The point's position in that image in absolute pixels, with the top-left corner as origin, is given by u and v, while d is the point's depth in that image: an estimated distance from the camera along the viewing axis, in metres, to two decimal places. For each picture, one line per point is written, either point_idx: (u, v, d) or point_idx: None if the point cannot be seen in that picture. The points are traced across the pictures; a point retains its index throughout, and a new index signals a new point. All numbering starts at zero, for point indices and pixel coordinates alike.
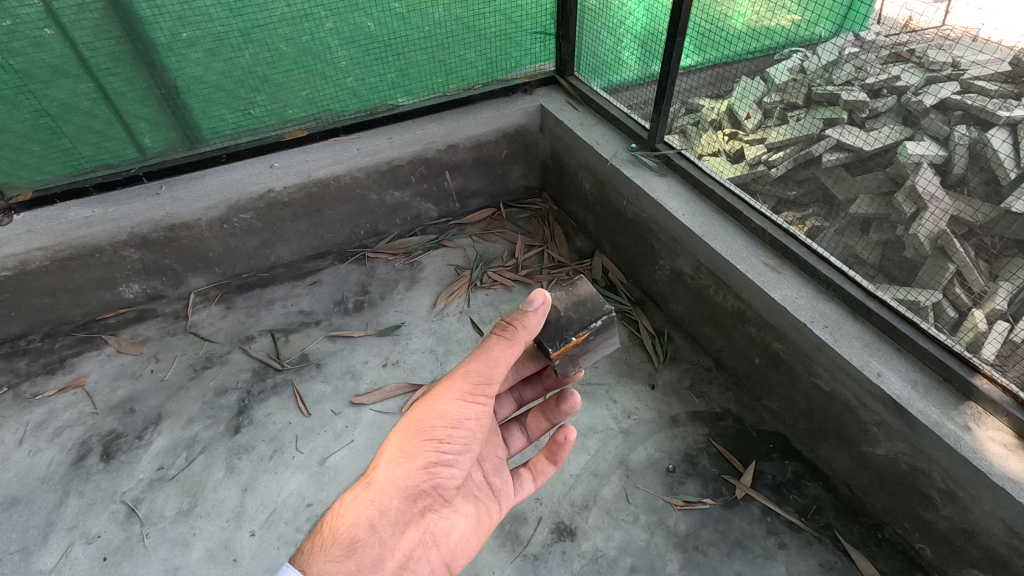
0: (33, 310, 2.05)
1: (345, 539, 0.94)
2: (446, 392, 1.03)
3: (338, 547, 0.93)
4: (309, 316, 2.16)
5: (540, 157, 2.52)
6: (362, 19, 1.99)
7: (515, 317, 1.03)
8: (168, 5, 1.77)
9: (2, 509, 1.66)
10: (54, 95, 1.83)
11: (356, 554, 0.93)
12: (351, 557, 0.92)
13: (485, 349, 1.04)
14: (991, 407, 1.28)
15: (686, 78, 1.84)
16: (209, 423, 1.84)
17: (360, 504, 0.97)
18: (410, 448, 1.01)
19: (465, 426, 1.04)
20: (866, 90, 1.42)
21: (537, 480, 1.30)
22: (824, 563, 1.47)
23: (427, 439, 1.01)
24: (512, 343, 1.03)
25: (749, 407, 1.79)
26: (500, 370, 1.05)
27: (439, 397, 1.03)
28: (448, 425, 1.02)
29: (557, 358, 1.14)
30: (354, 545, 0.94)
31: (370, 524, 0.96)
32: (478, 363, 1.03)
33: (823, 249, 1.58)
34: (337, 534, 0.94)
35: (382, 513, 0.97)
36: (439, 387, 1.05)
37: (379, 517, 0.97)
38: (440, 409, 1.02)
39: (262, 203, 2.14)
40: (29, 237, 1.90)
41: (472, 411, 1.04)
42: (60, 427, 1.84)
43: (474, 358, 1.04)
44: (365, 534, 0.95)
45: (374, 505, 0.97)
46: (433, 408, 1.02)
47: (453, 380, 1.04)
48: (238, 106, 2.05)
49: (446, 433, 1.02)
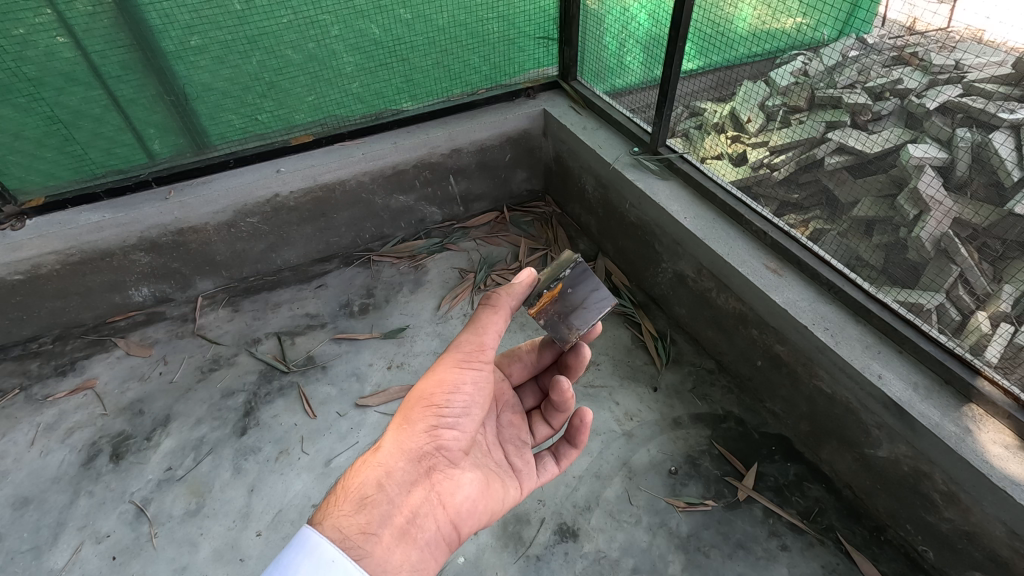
0: (44, 313, 2.09)
1: (355, 497, 0.97)
2: (443, 362, 1.10)
3: (349, 505, 0.96)
4: (315, 318, 2.18)
5: (543, 161, 2.53)
6: (368, 26, 2.02)
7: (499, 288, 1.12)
8: (178, 13, 1.80)
9: (15, 508, 1.69)
10: (65, 102, 1.87)
11: (367, 510, 0.96)
12: (363, 514, 0.95)
13: (476, 319, 1.11)
14: (992, 409, 1.29)
15: (688, 82, 1.86)
16: (216, 424, 1.86)
17: (368, 467, 1.01)
18: (414, 413, 1.06)
19: (464, 392, 1.09)
20: (868, 93, 1.40)
21: (560, 462, 1.34)
22: (827, 565, 1.47)
23: (427, 405, 1.06)
24: (499, 311, 1.11)
25: (751, 409, 1.80)
26: (492, 339, 1.11)
27: (436, 367, 1.10)
28: (446, 390, 1.07)
29: (537, 315, 1.19)
30: (364, 502, 0.97)
31: (377, 482, 0.99)
32: (471, 334, 1.11)
33: (825, 252, 1.60)
34: (347, 495, 0.98)
35: (389, 473, 1.00)
36: (438, 360, 1.12)
37: (386, 476, 1.00)
38: (440, 377, 1.08)
39: (269, 208, 2.17)
40: (40, 242, 1.94)
41: (469, 376, 1.09)
42: (71, 428, 1.88)
43: (467, 328, 1.11)
44: (375, 492, 0.98)
45: (382, 466, 1.01)
46: (433, 378, 1.09)
47: (449, 351, 1.11)
48: (246, 112, 2.08)
49: (445, 398, 1.07)
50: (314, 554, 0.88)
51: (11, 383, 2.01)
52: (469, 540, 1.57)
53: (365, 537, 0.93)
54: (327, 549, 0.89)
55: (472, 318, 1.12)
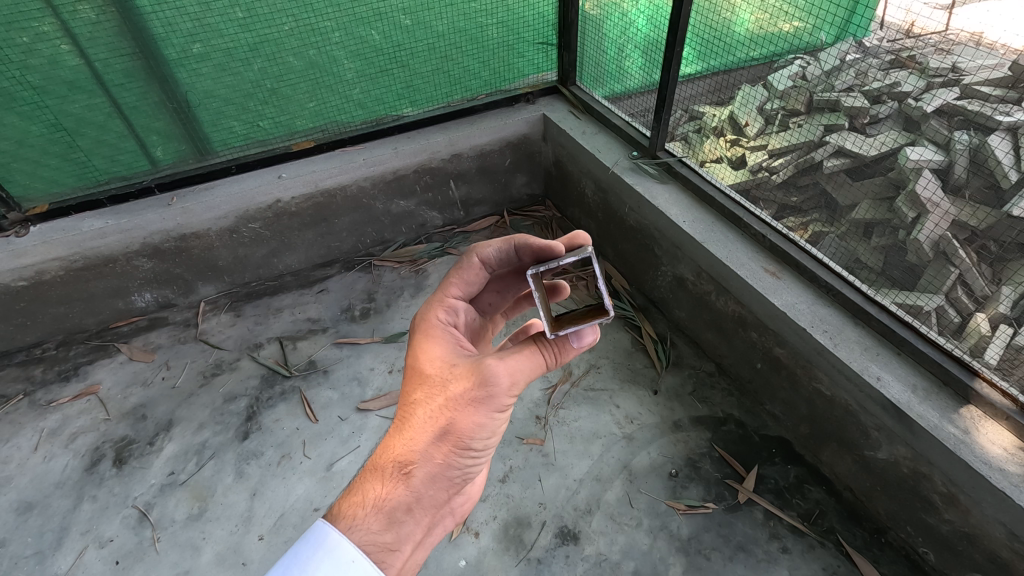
0: (48, 319, 2.10)
1: (386, 515, 0.93)
2: (483, 403, 0.94)
3: (379, 522, 0.92)
4: (316, 323, 2.19)
5: (543, 165, 2.54)
6: (368, 32, 2.03)
7: (560, 350, 1.00)
8: (180, 22, 1.82)
9: (19, 513, 1.70)
10: (68, 110, 1.88)
11: (394, 529, 0.93)
12: (391, 533, 0.93)
13: (528, 365, 0.96)
14: (991, 411, 1.30)
15: (686, 86, 1.87)
16: (219, 429, 1.87)
17: (398, 492, 0.95)
18: (446, 444, 0.96)
19: (496, 426, 0.99)
20: (866, 97, 1.42)
21: None
22: (827, 567, 1.47)
23: (461, 443, 0.96)
24: (549, 365, 1.00)
25: (751, 411, 1.80)
26: (533, 378, 0.98)
27: (475, 409, 0.94)
28: (483, 432, 0.97)
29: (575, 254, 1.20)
30: (393, 521, 0.93)
31: (407, 507, 0.95)
32: (517, 376, 0.95)
33: (824, 255, 1.61)
34: (376, 507, 0.94)
35: (419, 498, 0.96)
36: (473, 392, 0.94)
37: (416, 502, 0.96)
38: (477, 416, 0.95)
39: (271, 213, 2.19)
40: (44, 248, 1.95)
41: (503, 411, 0.99)
42: (74, 434, 1.88)
43: (513, 370, 0.94)
44: (404, 515, 0.94)
45: (412, 492, 0.95)
46: (471, 418, 0.95)
47: (489, 390, 0.93)
48: (247, 119, 2.10)
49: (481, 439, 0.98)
50: (335, 554, 0.87)
51: (15, 389, 2.02)
52: (470, 542, 1.57)
53: (390, 553, 0.92)
54: (347, 549, 0.88)
55: (520, 360, 0.95)
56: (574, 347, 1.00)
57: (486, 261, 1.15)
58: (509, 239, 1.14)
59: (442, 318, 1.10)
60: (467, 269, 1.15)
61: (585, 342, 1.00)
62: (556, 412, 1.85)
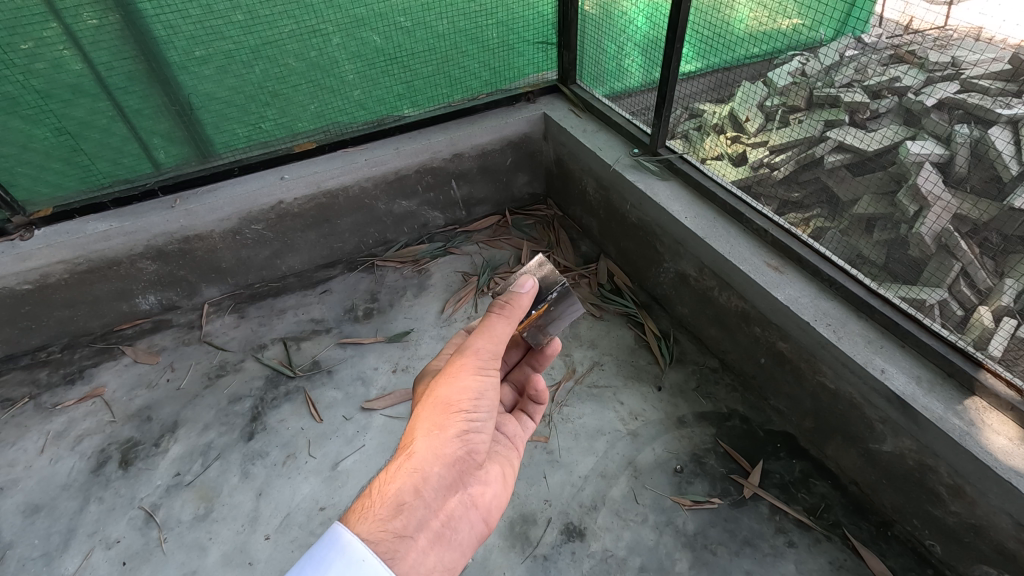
0: (53, 322, 2.11)
1: (392, 501, 0.92)
2: (460, 366, 1.03)
3: (386, 508, 0.91)
4: (320, 324, 2.20)
5: (544, 165, 2.55)
6: (369, 34, 2.04)
7: (510, 297, 1.05)
8: (181, 24, 1.83)
9: (26, 515, 1.70)
10: (72, 114, 1.89)
11: (404, 514, 0.91)
12: (399, 520, 0.90)
13: (487, 326, 1.05)
14: (995, 402, 1.30)
15: (686, 85, 1.87)
16: (224, 429, 1.88)
17: (403, 471, 0.95)
18: (441, 415, 1.00)
19: (486, 393, 1.04)
20: (867, 92, 1.42)
21: (535, 417, 1.30)
22: (834, 561, 1.47)
23: (453, 411, 1.01)
24: (511, 319, 1.06)
25: (756, 406, 1.80)
26: (502, 340, 1.06)
27: (454, 373, 1.02)
28: (470, 396, 1.02)
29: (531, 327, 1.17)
30: (400, 506, 0.91)
31: (414, 487, 0.93)
32: (483, 342, 1.04)
33: (826, 249, 1.61)
34: (384, 495, 0.92)
35: (426, 477, 0.95)
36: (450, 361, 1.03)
37: (423, 482, 0.95)
38: (462, 383, 1.02)
39: (273, 215, 2.20)
40: (49, 252, 1.96)
41: (487, 377, 1.05)
42: (81, 436, 1.89)
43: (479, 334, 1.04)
44: (411, 498, 0.93)
45: (418, 471, 0.95)
46: (455, 383, 1.02)
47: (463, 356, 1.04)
48: (249, 120, 2.11)
49: (472, 403, 1.02)
50: (346, 552, 0.82)
51: (21, 392, 2.03)
52: None
53: (401, 541, 0.88)
54: (357, 548, 0.83)
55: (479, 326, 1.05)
56: (522, 293, 1.05)
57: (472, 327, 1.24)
58: None
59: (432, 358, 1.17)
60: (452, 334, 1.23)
61: (528, 288, 1.06)
62: (560, 409, 1.85)
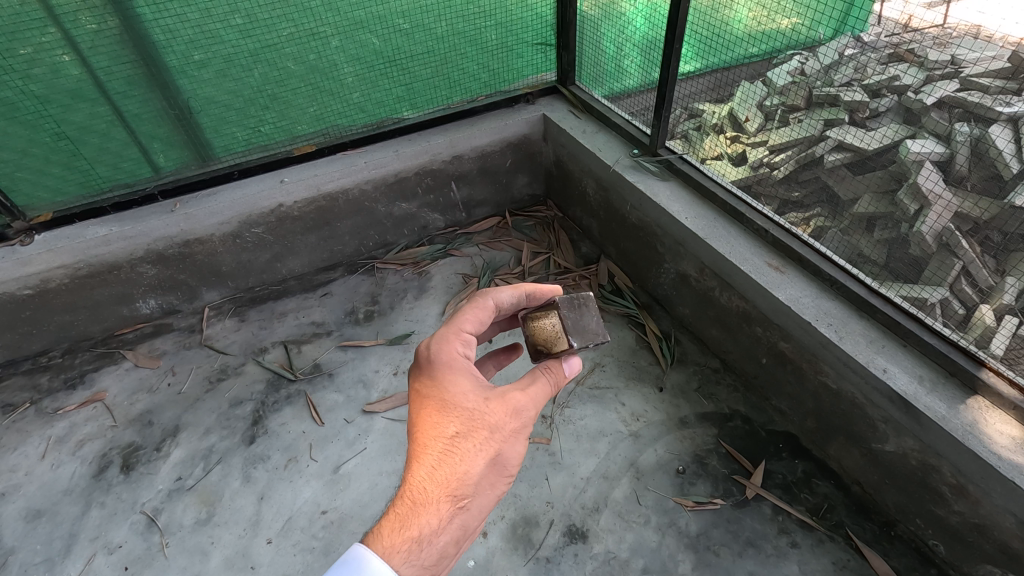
0: (53, 327, 2.11)
1: (438, 551, 0.91)
2: (520, 431, 1.01)
3: (433, 556, 0.91)
4: (320, 327, 2.19)
5: (543, 166, 2.55)
6: (367, 37, 2.04)
7: (562, 375, 1.10)
8: (180, 29, 1.83)
9: (28, 521, 1.70)
10: (71, 119, 1.89)
11: (442, 561, 0.92)
12: (437, 566, 0.92)
13: (545, 396, 1.06)
14: (997, 400, 1.29)
15: (686, 85, 1.87)
16: (225, 433, 1.87)
17: (453, 524, 0.93)
18: (493, 473, 0.98)
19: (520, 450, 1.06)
20: (866, 91, 1.41)
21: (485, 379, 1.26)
22: (837, 561, 1.47)
23: (501, 471, 1.00)
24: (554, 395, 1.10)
25: (758, 407, 1.80)
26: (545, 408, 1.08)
27: (515, 437, 1.00)
28: (516, 458, 1.03)
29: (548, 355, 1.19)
30: (443, 555, 0.92)
31: (457, 539, 0.94)
32: (539, 410, 1.05)
33: (827, 249, 1.60)
34: (432, 543, 0.91)
35: (466, 529, 0.96)
36: (515, 422, 1.00)
37: (465, 533, 0.96)
38: (518, 446, 1.01)
39: (274, 218, 2.20)
40: (49, 256, 1.96)
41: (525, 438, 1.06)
42: (82, 440, 1.89)
43: (538, 404, 1.04)
44: (451, 547, 0.94)
45: (463, 524, 0.95)
46: (513, 446, 1.00)
47: (525, 421, 1.02)
48: (248, 124, 2.11)
49: (516, 464, 1.03)
50: None
51: (22, 397, 2.03)
52: (478, 543, 1.57)
53: None
54: None
55: (541, 396, 1.05)
56: (569, 373, 1.11)
57: (498, 305, 1.16)
58: (523, 289, 1.18)
59: (461, 353, 1.06)
60: (482, 309, 1.12)
61: (575, 369, 1.12)
62: (562, 410, 1.85)
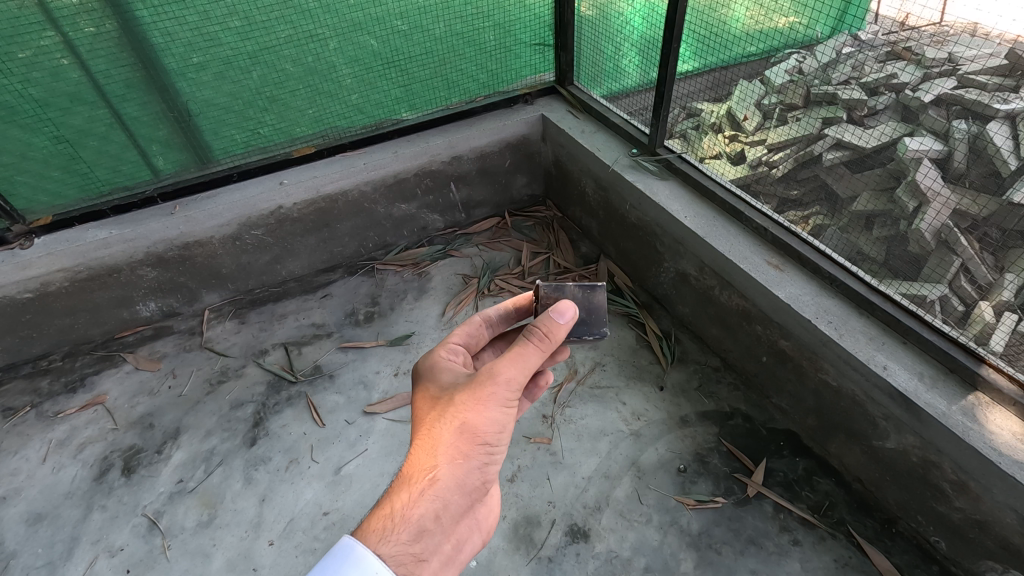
0: (53, 331, 2.11)
1: (414, 526, 0.90)
2: (490, 396, 0.96)
3: (409, 532, 0.89)
4: (320, 328, 2.19)
5: (542, 166, 2.55)
6: (365, 38, 2.05)
7: (547, 328, 1.00)
8: (179, 32, 1.83)
9: (29, 524, 1.70)
10: (71, 122, 1.89)
11: (423, 540, 0.90)
12: (418, 544, 0.89)
13: (521, 355, 0.98)
14: (998, 397, 1.30)
15: (684, 84, 1.87)
16: (227, 435, 1.87)
17: (427, 497, 0.91)
18: (466, 443, 0.95)
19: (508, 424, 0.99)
20: (864, 89, 1.43)
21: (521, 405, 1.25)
22: (839, 559, 1.47)
23: (478, 442, 0.96)
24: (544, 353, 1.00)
25: (758, 405, 1.80)
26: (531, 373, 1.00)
27: (484, 403, 0.96)
28: (496, 429, 0.97)
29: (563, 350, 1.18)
30: (421, 531, 0.90)
31: (434, 514, 0.91)
32: (517, 373, 0.97)
33: (826, 247, 1.60)
34: (404, 518, 0.90)
35: (447, 506, 0.93)
36: (481, 387, 0.96)
37: (444, 509, 0.93)
38: (492, 413, 0.97)
39: (274, 220, 2.20)
40: (49, 260, 1.96)
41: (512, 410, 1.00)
42: (83, 444, 1.89)
43: (512, 365, 0.97)
44: (430, 524, 0.91)
45: (440, 499, 0.92)
46: (484, 413, 0.96)
47: (496, 386, 0.96)
48: (247, 126, 2.11)
49: (497, 436, 0.98)
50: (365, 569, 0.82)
51: (22, 401, 2.02)
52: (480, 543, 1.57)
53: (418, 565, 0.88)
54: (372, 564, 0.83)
55: (514, 355, 0.97)
56: (559, 323, 1.00)
57: (487, 320, 1.17)
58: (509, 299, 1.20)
59: (444, 355, 1.08)
60: (468, 325, 1.15)
61: (568, 317, 1.01)
62: (562, 410, 1.85)
